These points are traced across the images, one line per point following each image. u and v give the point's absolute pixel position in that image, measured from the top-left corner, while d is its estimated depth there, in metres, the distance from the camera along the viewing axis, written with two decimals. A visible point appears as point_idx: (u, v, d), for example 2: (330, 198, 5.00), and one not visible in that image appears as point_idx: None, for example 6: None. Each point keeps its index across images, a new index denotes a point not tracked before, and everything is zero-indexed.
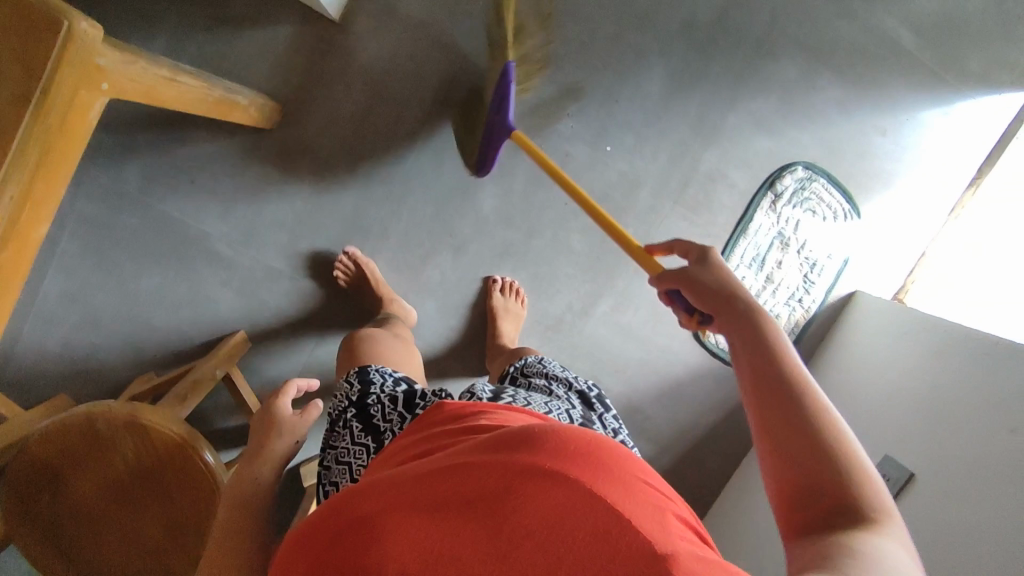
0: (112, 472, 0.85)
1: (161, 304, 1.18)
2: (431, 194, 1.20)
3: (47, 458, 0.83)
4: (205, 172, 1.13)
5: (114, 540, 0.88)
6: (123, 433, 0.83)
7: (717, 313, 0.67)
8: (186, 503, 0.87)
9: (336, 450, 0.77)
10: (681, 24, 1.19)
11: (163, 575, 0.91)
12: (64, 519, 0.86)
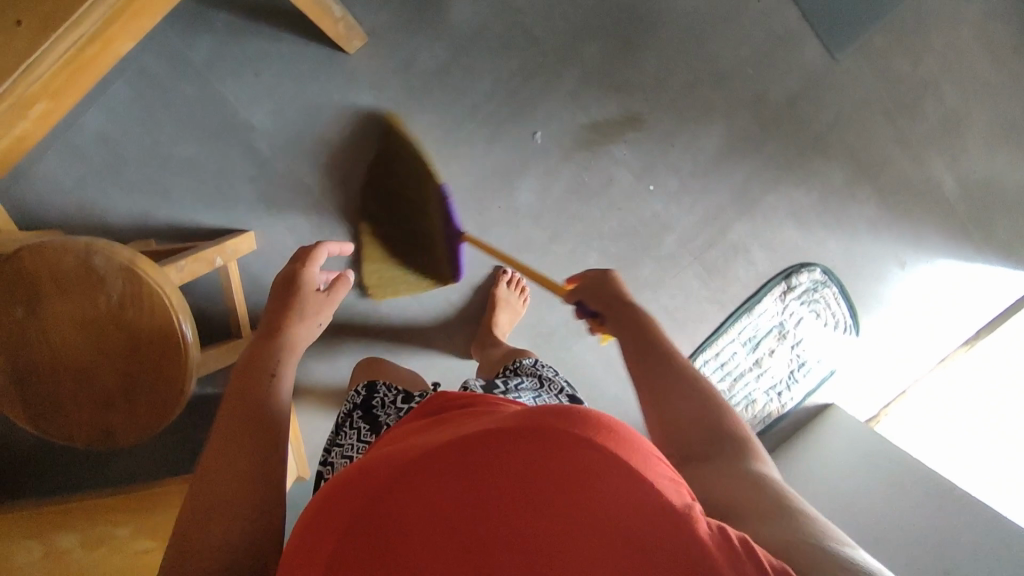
0: (91, 309, 0.85)
1: (186, 178, 1.19)
2: (475, 169, 1.23)
3: (36, 277, 0.83)
4: (271, 71, 1.15)
5: (69, 382, 0.88)
6: (118, 282, 0.84)
7: (610, 314, 0.83)
8: (153, 369, 0.88)
9: (341, 447, 0.85)
10: (752, 97, 1.26)
11: (101, 427, 0.90)
12: (25, 340, 0.85)
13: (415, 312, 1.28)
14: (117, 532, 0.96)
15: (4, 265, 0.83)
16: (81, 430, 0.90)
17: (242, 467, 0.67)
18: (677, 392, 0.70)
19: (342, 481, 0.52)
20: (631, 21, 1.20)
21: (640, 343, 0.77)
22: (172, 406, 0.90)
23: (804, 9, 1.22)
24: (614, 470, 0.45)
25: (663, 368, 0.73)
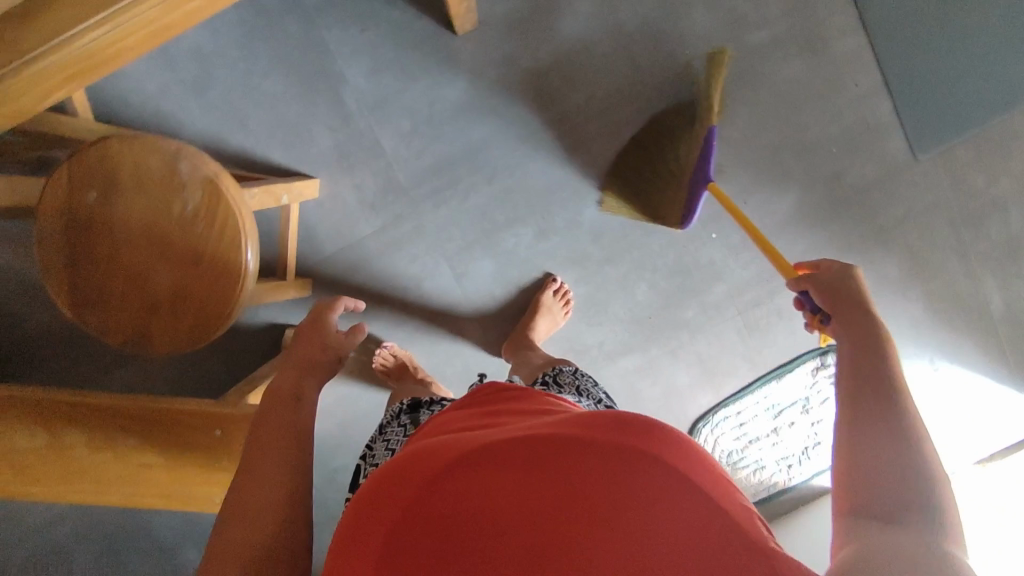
0: (162, 212, 0.83)
1: (268, 112, 1.20)
2: (550, 173, 1.22)
3: (120, 166, 0.82)
4: (377, 33, 1.16)
5: (119, 278, 0.86)
6: (198, 191, 0.83)
7: (837, 317, 0.70)
8: (206, 287, 0.86)
9: (386, 438, 0.94)
10: (828, 174, 1.28)
11: (139, 332, 0.88)
12: (91, 225, 0.84)
13: (456, 298, 1.27)
14: (124, 440, 0.91)
15: (89, 148, 0.82)
16: (116, 328, 0.88)
17: (264, 500, 0.75)
18: (879, 433, 0.57)
19: (418, 459, 0.60)
20: (728, 74, 1.24)
21: (861, 361, 0.63)
22: (214, 328, 0.88)
23: (896, 104, 1.25)
24: (638, 471, 0.54)
25: (877, 394, 0.60)
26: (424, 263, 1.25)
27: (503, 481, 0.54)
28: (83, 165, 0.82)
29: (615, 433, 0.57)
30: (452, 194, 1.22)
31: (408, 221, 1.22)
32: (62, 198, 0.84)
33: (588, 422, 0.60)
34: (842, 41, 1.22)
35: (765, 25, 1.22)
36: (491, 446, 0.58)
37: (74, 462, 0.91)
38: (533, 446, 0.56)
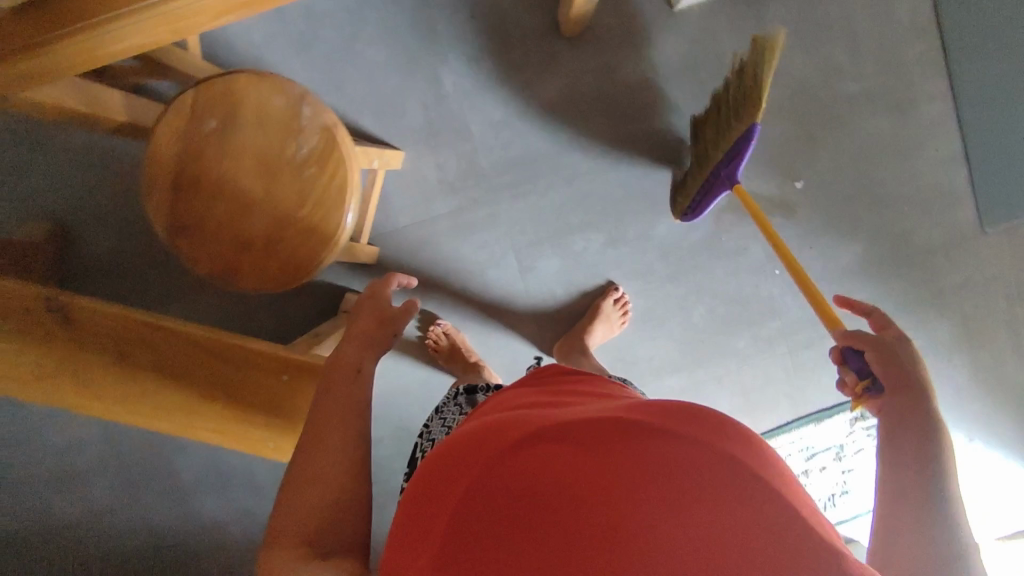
0: (275, 153, 0.85)
1: (363, 80, 1.22)
2: (629, 184, 1.24)
3: (244, 100, 0.85)
4: (486, 21, 1.19)
5: (222, 210, 0.87)
6: (313, 136, 0.85)
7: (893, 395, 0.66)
8: (300, 234, 0.87)
9: (443, 416, 0.98)
10: (896, 231, 1.30)
11: (225, 268, 0.89)
12: (203, 152, 0.86)
13: (515, 291, 1.27)
14: (192, 374, 0.95)
15: (218, 78, 0.85)
16: (208, 259, 0.89)
17: (321, 492, 0.73)
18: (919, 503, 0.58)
19: (467, 437, 0.58)
20: (815, 119, 1.27)
21: (906, 445, 0.62)
22: (303, 274, 0.89)
23: (972, 176, 1.27)
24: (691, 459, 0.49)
25: (922, 460, 0.61)
26: (491, 251, 1.26)
27: (557, 462, 0.50)
28: (207, 96, 0.85)
29: (680, 423, 0.52)
30: (531, 188, 1.24)
31: (483, 207, 1.24)
32: (179, 126, 0.86)
33: (647, 410, 0.55)
34: (930, 107, 1.25)
35: (860, 78, 1.25)
36: (545, 426, 0.53)
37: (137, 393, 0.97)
38: (592, 428, 0.52)
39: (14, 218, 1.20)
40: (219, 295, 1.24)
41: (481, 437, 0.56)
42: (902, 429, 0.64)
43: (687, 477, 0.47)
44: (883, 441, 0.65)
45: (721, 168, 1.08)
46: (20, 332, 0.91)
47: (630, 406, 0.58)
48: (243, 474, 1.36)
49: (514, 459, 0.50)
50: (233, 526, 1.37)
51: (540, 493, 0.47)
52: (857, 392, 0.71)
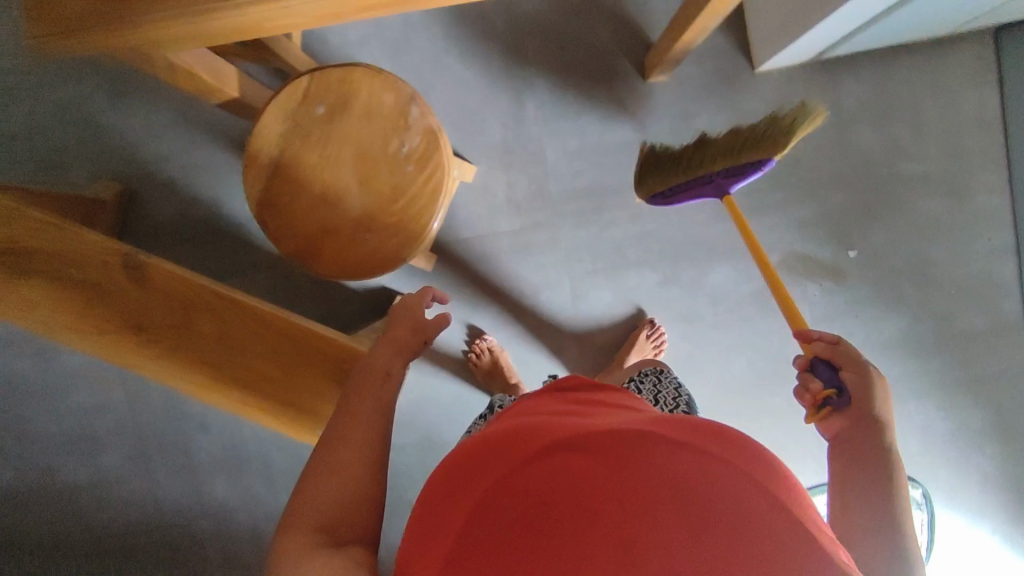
0: (378, 147, 0.89)
1: (447, 92, 1.25)
2: (689, 229, 1.26)
3: (358, 92, 0.88)
4: (574, 54, 1.24)
5: (315, 193, 0.90)
6: (417, 135, 0.88)
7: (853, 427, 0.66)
8: (386, 229, 0.89)
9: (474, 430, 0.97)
10: (942, 312, 1.30)
11: (304, 249, 0.91)
12: (308, 134, 0.89)
13: (562, 317, 1.29)
14: (250, 347, 0.95)
15: (337, 68, 0.89)
16: (292, 238, 0.90)
17: (347, 482, 0.62)
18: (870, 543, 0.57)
19: (482, 443, 0.55)
20: (878, 191, 1.27)
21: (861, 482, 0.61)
22: (382, 266, 0.90)
23: (1021, 268, 1.27)
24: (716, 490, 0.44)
25: (868, 495, 0.60)
26: (545, 273, 1.28)
27: (571, 474, 0.46)
28: (321, 84, 0.89)
29: (706, 444, 0.49)
30: (594, 218, 1.26)
31: (545, 231, 1.27)
32: (287, 108, 0.89)
33: (675, 430, 0.51)
34: (986, 197, 1.26)
35: (919, 158, 1.26)
36: (566, 432, 0.50)
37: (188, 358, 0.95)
38: (614, 439, 0.49)
39: (87, 174, 1.21)
40: (271, 278, 1.24)
41: (497, 443, 0.53)
42: (851, 467, 0.63)
43: (716, 497, 0.44)
44: (833, 479, 0.64)
45: (720, 175, 1.02)
46: (92, 284, 0.93)
47: (657, 422, 0.53)
48: (259, 462, 1.27)
49: (526, 468, 0.47)
50: (241, 515, 1.29)
51: (550, 508, 0.44)
52: (818, 399, 0.70)
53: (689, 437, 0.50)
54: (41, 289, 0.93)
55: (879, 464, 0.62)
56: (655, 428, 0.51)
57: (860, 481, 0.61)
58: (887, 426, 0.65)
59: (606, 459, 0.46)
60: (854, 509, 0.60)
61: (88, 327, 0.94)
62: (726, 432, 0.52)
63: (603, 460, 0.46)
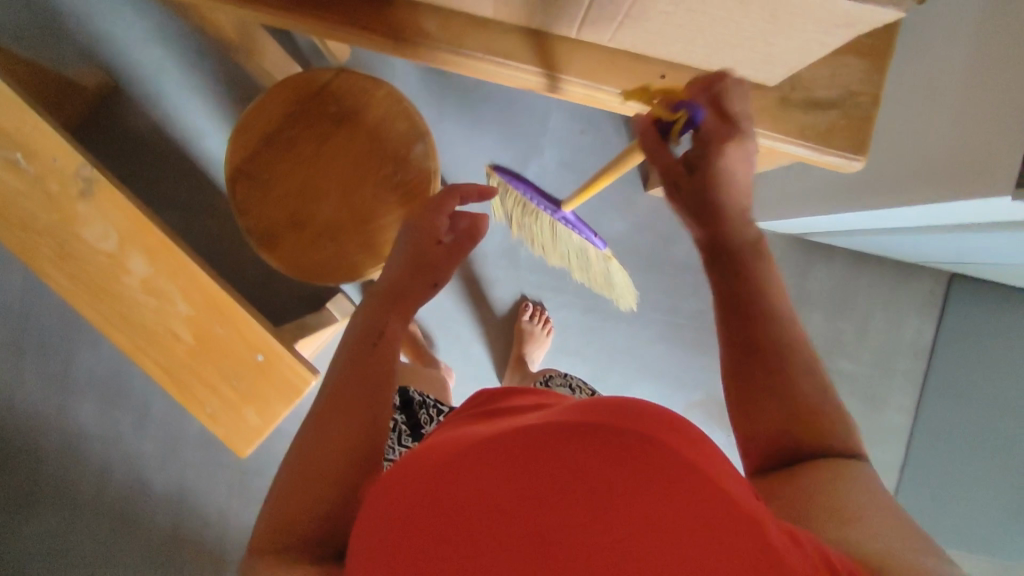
0: (371, 166, 0.89)
1: (458, 123, 1.23)
2: (632, 344, 1.26)
3: (369, 105, 0.89)
4: (590, 140, 1.24)
5: (296, 183, 0.89)
6: (413, 168, 0.88)
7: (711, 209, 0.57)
8: (349, 244, 0.89)
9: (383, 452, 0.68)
10: None
11: (265, 232, 0.89)
12: (306, 125, 0.89)
13: (484, 380, 1.26)
14: (175, 304, 0.94)
15: (358, 74, 0.89)
16: (256, 217, 0.89)
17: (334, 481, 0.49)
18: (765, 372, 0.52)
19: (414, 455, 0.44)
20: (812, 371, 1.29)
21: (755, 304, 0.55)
22: (332, 277, 0.90)
23: (898, 487, 1.36)
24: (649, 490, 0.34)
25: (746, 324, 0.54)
26: (486, 329, 1.25)
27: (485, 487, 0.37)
28: (338, 87, 0.89)
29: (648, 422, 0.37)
30: (550, 297, 1.25)
31: (497, 292, 1.25)
32: (300, 91, 0.89)
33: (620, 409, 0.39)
34: (892, 415, 1.35)
35: (849, 357, 1.34)
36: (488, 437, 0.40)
37: (116, 285, 0.93)
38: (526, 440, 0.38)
39: (79, 55, 1.16)
40: (220, 226, 1.20)
41: (420, 458, 0.42)
42: (737, 307, 0.55)
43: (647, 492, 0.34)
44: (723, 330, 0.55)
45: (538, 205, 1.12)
46: (34, 179, 0.89)
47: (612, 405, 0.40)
48: (138, 400, 1.20)
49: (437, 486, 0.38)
50: (91, 451, 1.19)
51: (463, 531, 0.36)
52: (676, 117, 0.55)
53: (613, 418, 0.39)
54: None
55: (757, 290, 0.55)
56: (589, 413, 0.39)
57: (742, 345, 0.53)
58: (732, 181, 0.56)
59: (516, 464, 0.37)
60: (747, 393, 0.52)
61: (14, 222, 0.90)
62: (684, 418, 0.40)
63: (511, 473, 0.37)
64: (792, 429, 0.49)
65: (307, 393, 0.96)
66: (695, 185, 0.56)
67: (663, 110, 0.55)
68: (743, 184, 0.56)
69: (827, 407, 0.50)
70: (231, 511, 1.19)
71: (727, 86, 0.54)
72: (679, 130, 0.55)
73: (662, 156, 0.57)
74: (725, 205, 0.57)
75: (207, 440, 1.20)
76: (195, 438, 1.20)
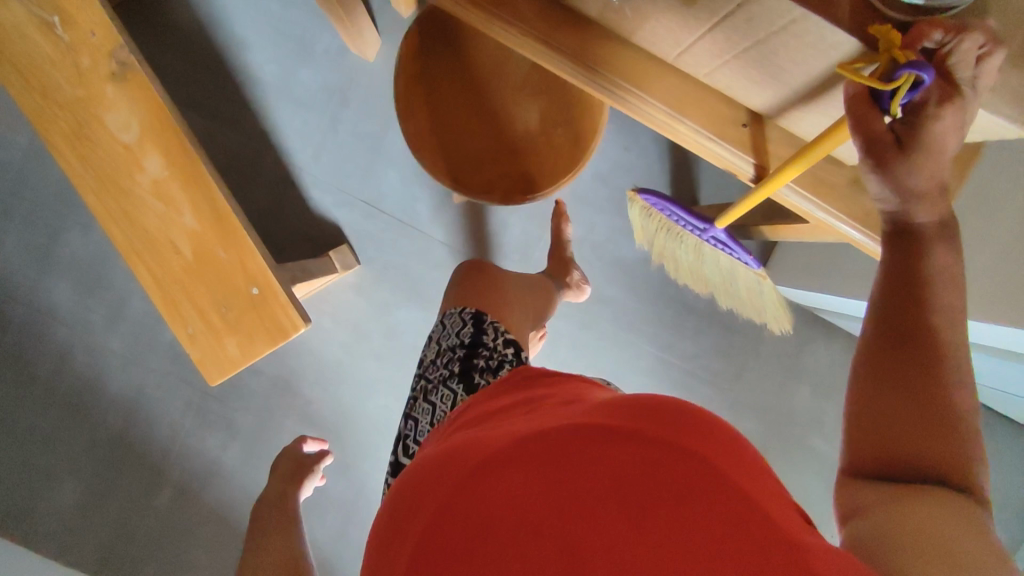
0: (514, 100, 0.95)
1: None
2: (620, 372, 1.23)
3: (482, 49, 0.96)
4: (632, 158, 1.21)
5: (449, 126, 0.93)
6: (549, 139, 0.94)
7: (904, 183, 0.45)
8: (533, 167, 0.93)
9: (427, 385, 0.69)
10: None
11: (445, 177, 0.91)
12: (438, 73, 0.94)
13: None
14: (182, 215, 0.90)
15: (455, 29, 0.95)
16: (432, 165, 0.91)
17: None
18: (903, 379, 0.42)
19: (445, 456, 0.44)
20: (795, 451, 1.23)
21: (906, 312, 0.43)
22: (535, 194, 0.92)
23: None
24: (686, 499, 0.34)
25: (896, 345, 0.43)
26: None
27: (521, 488, 0.36)
28: (464, 53, 0.95)
29: (684, 434, 0.38)
30: None
31: None
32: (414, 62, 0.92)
33: (656, 416, 0.39)
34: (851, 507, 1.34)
35: None
36: (524, 444, 0.40)
37: (122, 181, 0.89)
38: (559, 444, 0.39)
39: None
40: (241, 143, 1.18)
41: (453, 460, 0.42)
42: (897, 277, 0.45)
43: (684, 502, 0.34)
44: (858, 358, 0.45)
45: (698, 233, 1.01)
46: (67, 48, 0.85)
47: (646, 411, 0.40)
48: (115, 296, 1.16)
49: (470, 490, 0.38)
50: (58, 337, 1.15)
51: (492, 530, 0.35)
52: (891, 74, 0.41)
53: (647, 420, 0.39)
54: (15, 13, 0.83)
55: (921, 270, 0.44)
56: (626, 424, 0.39)
57: (885, 363, 0.43)
58: (947, 137, 0.43)
59: (555, 470, 0.37)
60: (873, 425, 0.42)
61: (35, 87, 0.85)
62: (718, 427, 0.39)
63: (546, 477, 0.37)
64: (893, 445, 0.41)
65: (292, 338, 0.94)
66: (899, 158, 0.44)
67: (878, 73, 0.42)
68: (948, 155, 0.44)
69: (956, 424, 0.40)
70: (183, 431, 1.16)
71: (962, 45, 0.40)
72: (899, 98, 0.42)
73: (866, 123, 0.44)
74: (921, 183, 0.44)
75: (177, 354, 1.17)
76: (165, 348, 1.17)
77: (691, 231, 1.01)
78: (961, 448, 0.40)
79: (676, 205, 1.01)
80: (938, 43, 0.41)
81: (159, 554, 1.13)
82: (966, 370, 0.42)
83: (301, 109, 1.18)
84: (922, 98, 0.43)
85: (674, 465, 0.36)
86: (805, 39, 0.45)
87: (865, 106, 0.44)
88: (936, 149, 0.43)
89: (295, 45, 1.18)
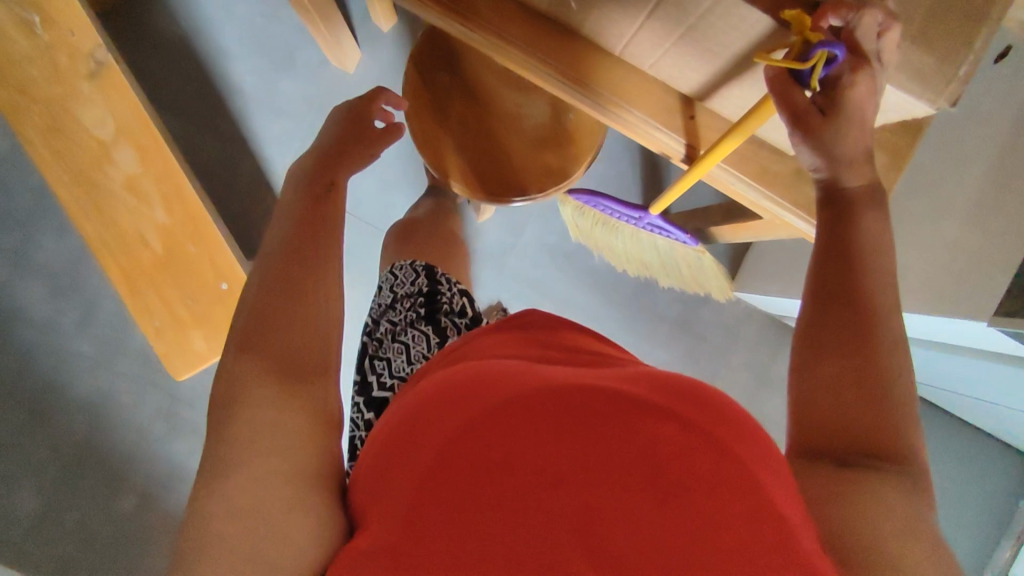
0: (514, 103, 0.95)
1: None
2: None
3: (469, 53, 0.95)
4: (604, 169, 1.23)
5: (453, 128, 0.94)
6: (541, 162, 0.93)
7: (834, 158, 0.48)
8: (536, 167, 0.93)
9: (393, 327, 0.70)
10: None
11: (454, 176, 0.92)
12: (436, 82, 0.95)
13: None
14: (152, 210, 0.92)
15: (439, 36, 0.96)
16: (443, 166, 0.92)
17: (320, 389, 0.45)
18: (842, 346, 0.43)
19: (435, 404, 0.43)
20: None
21: (844, 280, 0.45)
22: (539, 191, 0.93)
23: None
24: (691, 474, 0.36)
25: (836, 313, 0.44)
26: None
27: (532, 453, 0.37)
28: (466, 75, 0.95)
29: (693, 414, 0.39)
30: (524, 309, 1.24)
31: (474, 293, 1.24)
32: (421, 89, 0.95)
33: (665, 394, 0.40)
34: None
35: None
36: (531, 402, 0.40)
37: (94, 174, 0.90)
38: (568, 407, 0.39)
39: None
40: (219, 149, 1.20)
41: (448, 411, 0.42)
42: (831, 250, 0.47)
43: (687, 476, 0.36)
44: (798, 337, 0.46)
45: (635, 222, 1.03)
46: (44, 46, 0.87)
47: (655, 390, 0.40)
48: (86, 299, 1.16)
49: (477, 448, 0.38)
50: (28, 339, 1.14)
51: (500, 491, 0.36)
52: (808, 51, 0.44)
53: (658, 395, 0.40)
54: None
55: (854, 240, 0.46)
56: (635, 395, 0.39)
57: (827, 332, 0.44)
58: (865, 107, 0.46)
59: (566, 436, 0.37)
60: (821, 395, 0.43)
61: (11, 83, 0.86)
62: (707, 397, 0.41)
63: (562, 445, 0.37)
64: (834, 412, 0.42)
65: None
66: (824, 127, 0.47)
67: (794, 54, 0.45)
68: (868, 121, 0.48)
69: (892, 388, 0.42)
70: (151, 437, 1.16)
71: (863, 21, 0.44)
72: (817, 73, 0.45)
73: (792, 99, 0.47)
74: (847, 148, 0.48)
75: (146, 358, 1.17)
76: (136, 354, 1.16)
77: (626, 223, 1.03)
78: (902, 415, 0.41)
79: (608, 201, 1.02)
80: (843, 21, 0.44)
81: (118, 562, 1.12)
82: (901, 334, 0.43)
83: (278, 116, 1.21)
84: (836, 72, 0.46)
85: (681, 440, 0.37)
86: (731, 20, 0.48)
87: (787, 83, 0.47)
88: (854, 119, 0.47)
89: (274, 55, 1.21)
